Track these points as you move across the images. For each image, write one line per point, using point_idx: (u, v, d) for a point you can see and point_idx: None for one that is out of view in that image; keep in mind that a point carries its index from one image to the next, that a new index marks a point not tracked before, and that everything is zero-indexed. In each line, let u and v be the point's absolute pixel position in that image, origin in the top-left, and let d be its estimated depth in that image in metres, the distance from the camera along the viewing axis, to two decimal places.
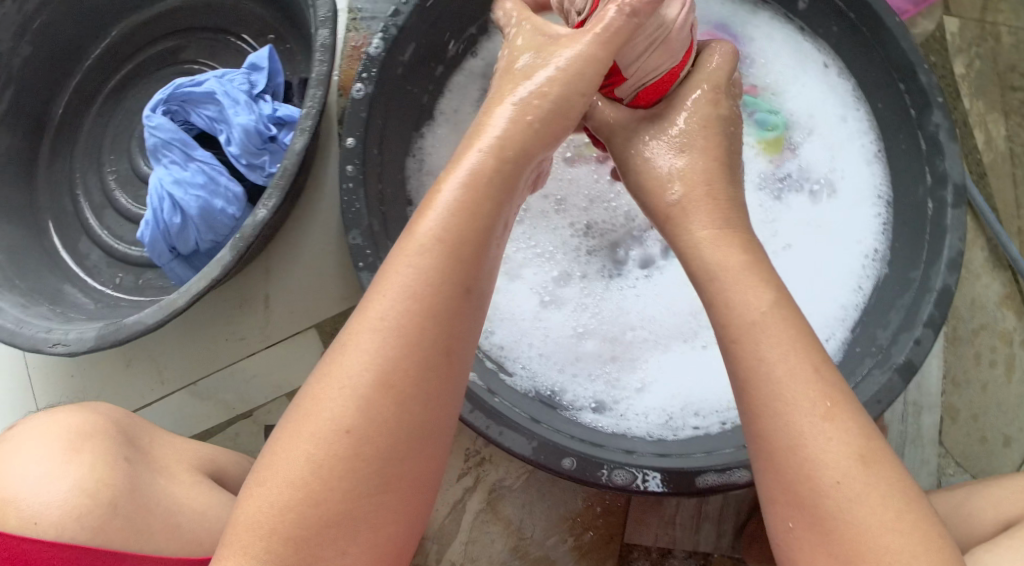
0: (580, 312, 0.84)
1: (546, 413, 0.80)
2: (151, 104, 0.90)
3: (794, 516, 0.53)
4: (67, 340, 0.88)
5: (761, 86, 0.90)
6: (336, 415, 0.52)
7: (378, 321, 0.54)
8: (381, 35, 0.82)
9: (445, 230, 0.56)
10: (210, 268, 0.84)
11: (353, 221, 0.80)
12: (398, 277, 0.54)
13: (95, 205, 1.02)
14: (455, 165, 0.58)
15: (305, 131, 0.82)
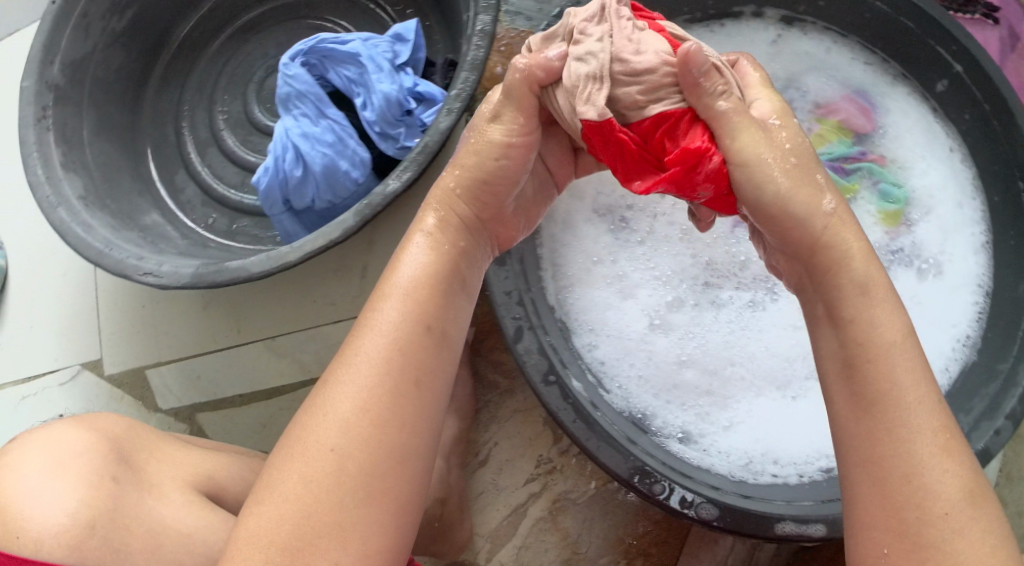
0: (688, 341, 0.85)
1: (638, 435, 0.79)
2: (292, 53, 0.89)
3: (891, 541, 0.53)
4: (160, 272, 0.85)
5: (887, 159, 0.90)
6: (323, 438, 0.56)
7: (360, 353, 0.58)
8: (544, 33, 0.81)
9: (417, 274, 0.61)
10: (327, 228, 0.82)
11: None
12: (374, 317, 0.60)
13: (199, 140, 1.02)
14: (418, 223, 0.64)
15: (452, 112, 0.80)
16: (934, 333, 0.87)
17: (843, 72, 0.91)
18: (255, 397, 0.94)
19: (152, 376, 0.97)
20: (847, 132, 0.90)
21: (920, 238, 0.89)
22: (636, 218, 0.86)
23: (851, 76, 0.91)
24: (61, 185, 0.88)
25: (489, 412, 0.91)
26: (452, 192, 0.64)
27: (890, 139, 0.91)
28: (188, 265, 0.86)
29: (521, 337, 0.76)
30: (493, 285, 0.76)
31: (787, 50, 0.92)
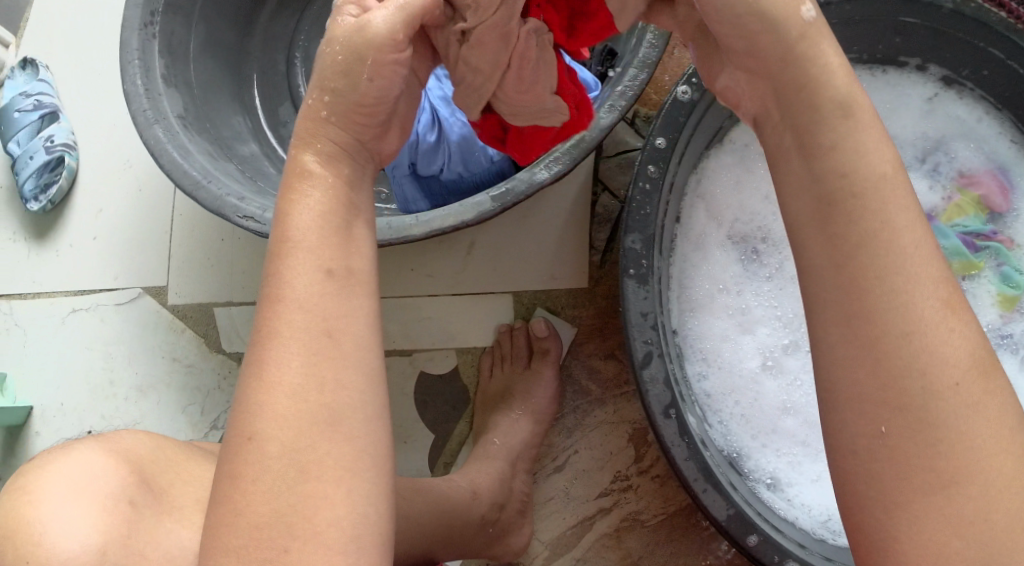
0: (798, 388, 0.82)
1: (737, 478, 0.78)
2: None
3: (888, 418, 0.42)
4: (262, 218, 0.76)
5: (1015, 240, 0.89)
6: (252, 426, 0.44)
7: (274, 328, 0.45)
8: None
9: (314, 222, 0.47)
10: (461, 207, 0.76)
11: (637, 223, 0.74)
12: (277, 287, 0.46)
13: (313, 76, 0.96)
14: (299, 169, 0.49)
15: (616, 108, 0.75)
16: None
17: (991, 144, 0.90)
18: None
19: (219, 315, 0.91)
20: (982, 207, 0.89)
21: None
22: (768, 251, 0.83)
23: (998, 150, 0.89)
24: (160, 101, 0.81)
25: (574, 419, 0.88)
26: (320, 132, 0.50)
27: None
28: None
29: (649, 363, 0.72)
30: (628, 304, 0.73)
31: (941, 111, 0.90)
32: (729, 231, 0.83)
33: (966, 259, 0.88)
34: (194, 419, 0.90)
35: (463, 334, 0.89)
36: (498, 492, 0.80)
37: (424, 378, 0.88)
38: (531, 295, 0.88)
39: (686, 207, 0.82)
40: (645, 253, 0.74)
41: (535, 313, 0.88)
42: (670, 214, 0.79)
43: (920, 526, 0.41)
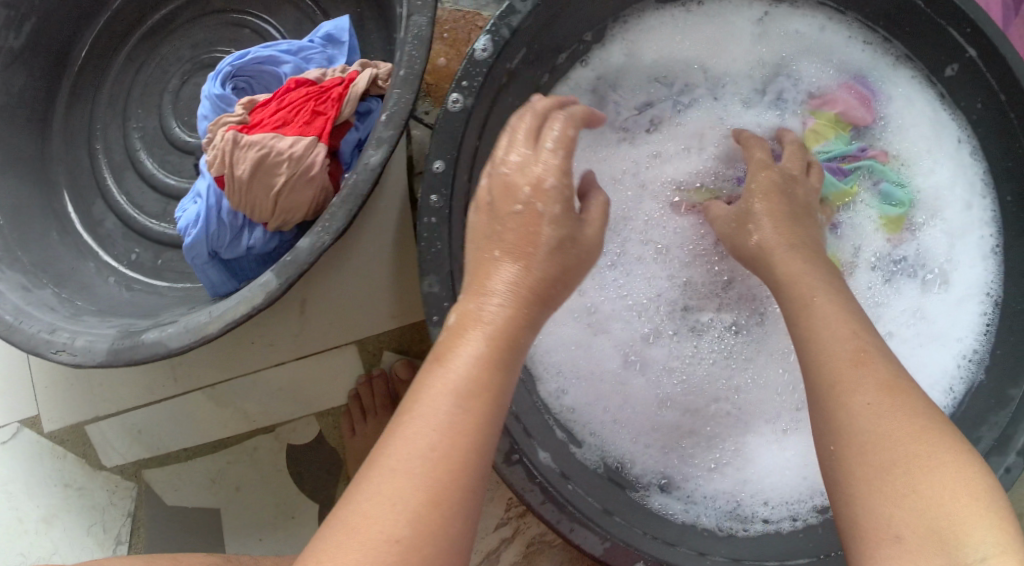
0: (665, 382, 0.79)
1: (613, 500, 0.72)
2: (217, 76, 0.77)
3: (834, 438, 0.55)
4: (73, 348, 0.74)
5: (896, 153, 0.83)
6: (382, 528, 0.47)
7: (417, 445, 0.49)
8: (489, 35, 0.70)
9: (475, 357, 0.52)
10: (248, 291, 0.71)
11: (430, 264, 0.68)
12: (428, 405, 0.50)
13: (115, 164, 0.91)
14: (524, 292, 0.54)
15: (383, 143, 0.69)
16: (933, 348, 0.82)
17: (838, 57, 0.83)
18: (198, 451, 0.88)
19: (92, 432, 0.90)
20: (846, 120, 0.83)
21: (930, 250, 0.83)
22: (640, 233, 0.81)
23: (848, 61, 0.83)
24: None
25: None
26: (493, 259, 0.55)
27: (899, 131, 0.83)
28: (104, 338, 0.75)
29: None
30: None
31: (776, 33, 0.82)
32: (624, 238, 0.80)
33: (839, 188, 0.82)
34: (100, 537, 0.89)
35: (322, 397, 0.86)
36: None
37: (291, 449, 0.86)
38: (375, 341, 0.85)
39: None
40: (446, 294, 0.68)
41: (383, 357, 0.86)
42: None
43: (884, 518, 0.51)
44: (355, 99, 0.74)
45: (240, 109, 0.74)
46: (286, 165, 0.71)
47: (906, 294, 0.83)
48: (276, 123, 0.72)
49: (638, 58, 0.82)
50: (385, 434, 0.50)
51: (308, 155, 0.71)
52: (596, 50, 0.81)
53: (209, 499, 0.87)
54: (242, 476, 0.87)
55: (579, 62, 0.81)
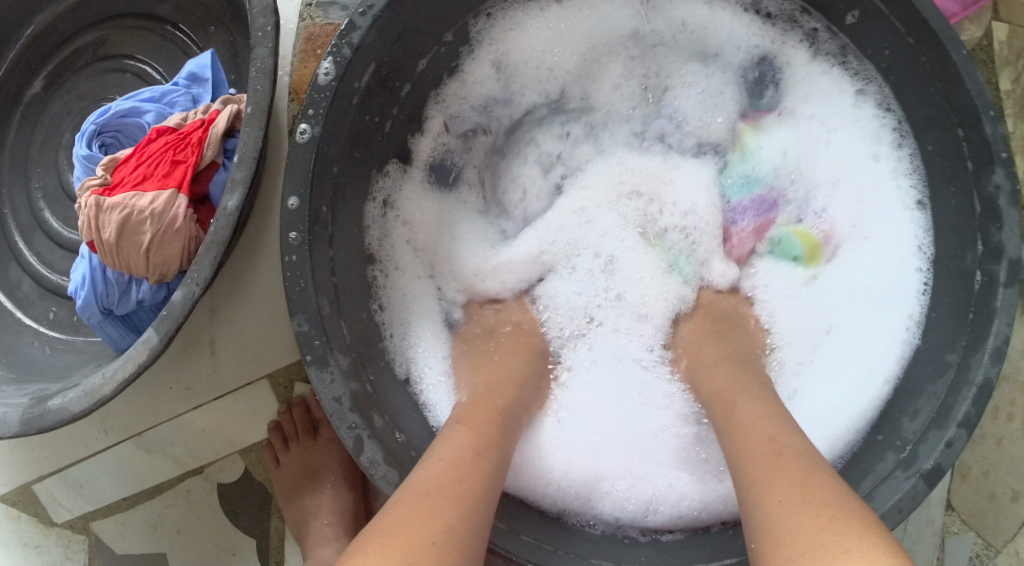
0: (584, 413, 0.77)
1: (521, 521, 0.69)
2: (82, 134, 0.75)
3: (755, 539, 0.54)
4: None
5: (802, 135, 0.80)
6: (421, 525, 0.53)
7: (444, 471, 0.57)
8: (330, 58, 0.67)
9: (489, 419, 0.63)
10: (134, 349, 0.67)
11: (298, 302, 0.64)
12: (450, 447, 0.60)
13: (22, 226, 0.92)
14: (522, 377, 0.71)
15: (238, 186, 0.66)
16: (879, 327, 0.75)
17: (729, 34, 0.80)
18: (138, 499, 0.89)
19: (39, 490, 0.90)
20: (746, 110, 0.82)
21: (856, 223, 0.78)
22: (547, 272, 0.81)
23: (739, 37, 0.80)
24: None
25: None
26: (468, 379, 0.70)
27: (798, 108, 0.80)
28: (17, 406, 0.73)
29: (361, 448, 0.62)
30: (318, 393, 0.62)
31: (660, 16, 0.80)
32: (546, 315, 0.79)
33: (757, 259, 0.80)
34: None
35: (246, 434, 0.87)
36: None
37: (225, 488, 0.87)
38: (284, 372, 0.85)
39: (379, 245, 0.76)
40: (316, 333, 0.63)
41: (295, 389, 0.86)
42: (355, 260, 0.72)
43: None
44: (215, 140, 0.71)
45: (99, 171, 0.70)
46: (150, 223, 0.67)
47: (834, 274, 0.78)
48: (136, 180, 0.69)
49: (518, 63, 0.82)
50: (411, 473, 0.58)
51: (170, 209, 0.67)
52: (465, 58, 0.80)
53: (158, 543, 0.88)
54: (181, 518, 0.88)
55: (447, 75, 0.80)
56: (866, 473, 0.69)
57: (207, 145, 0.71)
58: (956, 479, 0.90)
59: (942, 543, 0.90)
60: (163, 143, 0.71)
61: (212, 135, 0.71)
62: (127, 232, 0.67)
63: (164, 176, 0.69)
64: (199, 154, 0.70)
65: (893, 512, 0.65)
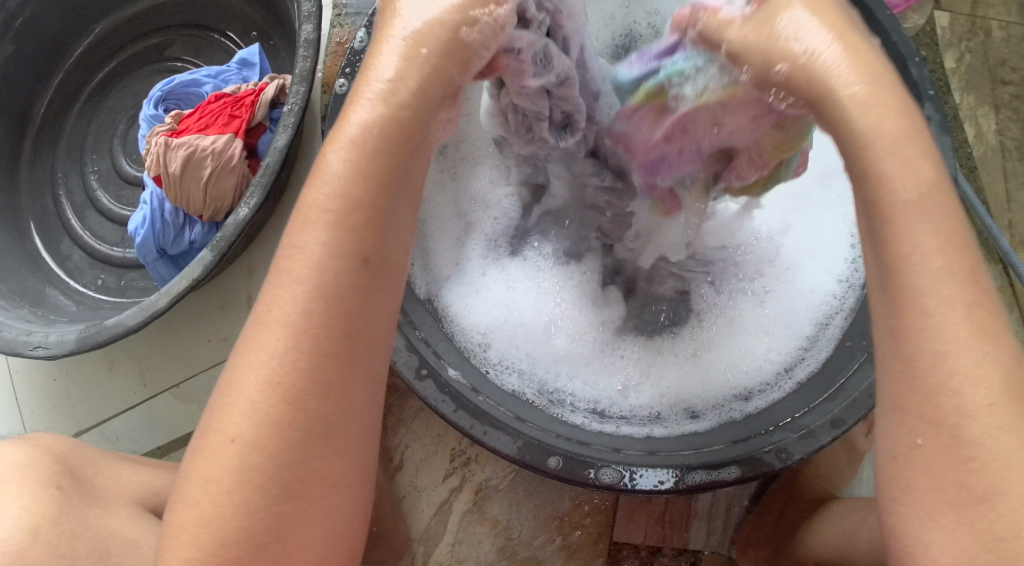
0: (565, 329, 0.83)
1: (531, 413, 0.75)
2: (149, 101, 0.88)
3: (925, 431, 0.46)
4: (48, 343, 0.81)
5: None
6: (251, 418, 0.47)
7: (281, 330, 0.47)
8: (365, 28, 0.79)
9: (311, 266, 0.47)
10: (189, 268, 0.78)
11: None
12: (263, 337, 0.48)
13: (76, 205, 1.02)
14: (375, 148, 0.47)
15: (287, 127, 0.78)
16: (824, 241, 0.85)
17: None
18: (172, 447, 0.95)
19: None
20: None
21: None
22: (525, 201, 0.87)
23: None
24: None
25: (395, 417, 0.91)
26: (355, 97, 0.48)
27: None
28: (75, 330, 0.82)
29: None
30: None
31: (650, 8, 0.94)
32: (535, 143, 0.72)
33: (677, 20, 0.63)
34: None
35: None
36: None
37: None
38: None
39: None
40: None
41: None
42: None
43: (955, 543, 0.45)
44: (265, 104, 0.83)
45: (168, 120, 0.84)
46: (210, 160, 0.80)
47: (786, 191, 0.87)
48: (198, 128, 0.82)
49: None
50: (233, 371, 0.49)
51: (228, 149, 0.80)
52: None
53: None
54: None
55: None
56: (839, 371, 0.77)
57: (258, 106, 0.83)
58: None
59: None
60: (222, 103, 0.83)
61: (264, 97, 0.83)
62: (186, 166, 0.80)
63: (221, 126, 0.81)
64: (251, 113, 0.83)
65: (865, 396, 0.71)
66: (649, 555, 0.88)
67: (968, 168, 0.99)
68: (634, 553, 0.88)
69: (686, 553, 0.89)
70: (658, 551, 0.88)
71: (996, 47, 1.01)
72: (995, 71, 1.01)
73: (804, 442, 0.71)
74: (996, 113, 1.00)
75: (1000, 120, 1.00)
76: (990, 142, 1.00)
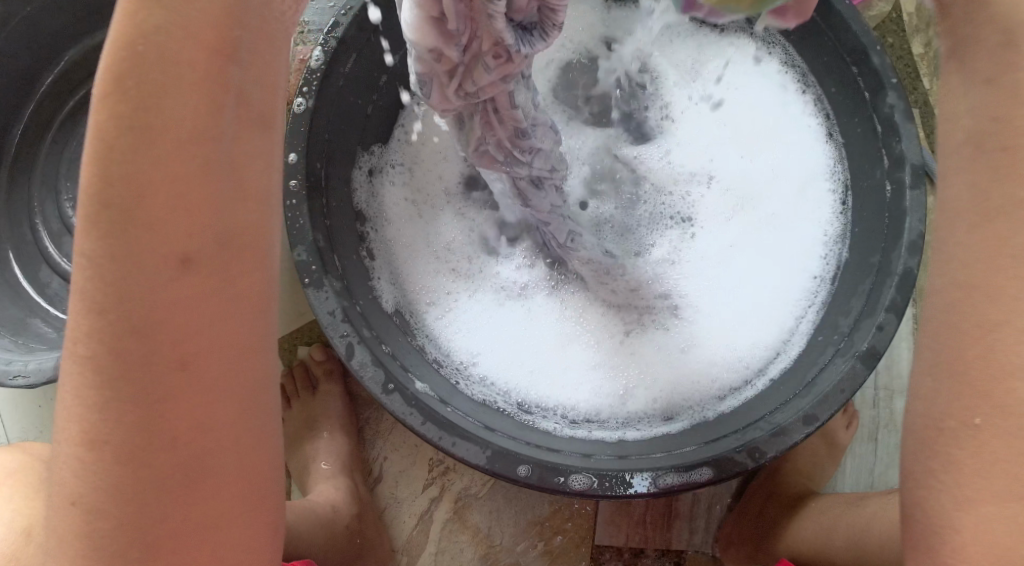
0: (540, 341, 0.84)
1: (501, 423, 0.73)
2: None
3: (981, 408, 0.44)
4: (27, 371, 0.81)
5: (707, 86, 0.92)
6: (87, 478, 0.40)
7: (93, 368, 0.39)
8: (320, 47, 0.78)
9: (110, 282, 0.38)
10: None
11: (298, 237, 0.74)
12: (75, 385, 0.40)
13: (53, 232, 1.03)
14: (160, 86, 0.37)
15: None
16: (798, 239, 0.85)
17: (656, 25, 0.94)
18: None
19: None
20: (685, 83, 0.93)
21: (756, 160, 0.89)
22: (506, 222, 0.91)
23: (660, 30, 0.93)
24: None
25: (373, 428, 0.92)
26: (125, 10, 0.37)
27: (704, 72, 0.92)
28: (53, 357, 0.82)
29: (353, 353, 0.71)
30: (314, 309, 0.72)
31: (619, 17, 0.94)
32: (499, 89, 0.58)
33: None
34: None
35: None
36: (351, 503, 0.84)
37: None
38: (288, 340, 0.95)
39: (371, 207, 0.87)
40: (314, 260, 0.74)
41: (298, 352, 0.95)
42: (343, 214, 0.81)
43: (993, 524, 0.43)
44: None
45: None
46: None
47: (757, 200, 0.88)
48: None
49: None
50: (55, 424, 0.41)
51: None
52: None
53: None
54: None
55: None
56: (809, 365, 0.75)
57: None
58: None
59: None
60: None
61: None
62: None
63: None
64: None
65: (836, 392, 0.70)
66: (631, 557, 0.88)
67: None
68: (617, 556, 0.88)
69: (670, 553, 0.88)
70: (640, 552, 0.88)
71: None
72: None
73: (776, 440, 0.69)
74: None
75: None
76: None
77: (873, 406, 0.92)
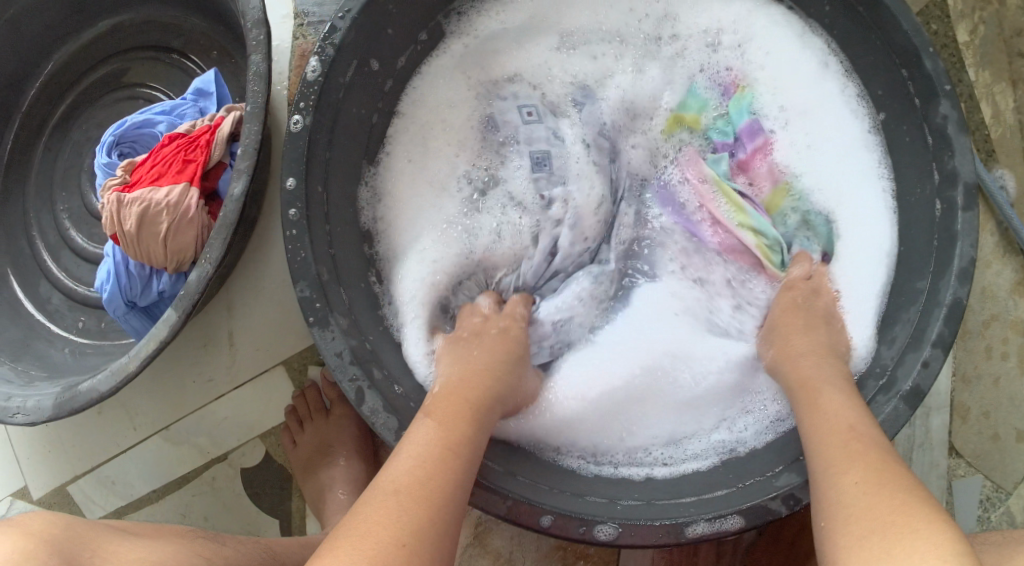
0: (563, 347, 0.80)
1: (522, 466, 0.71)
2: (104, 145, 0.85)
3: (827, 515, 0.56)
4: (26, 409, 0.79)
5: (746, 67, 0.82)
6: (386, 527, 0.54)
7: (412, 468, 0.58)
8: (316, 56, 0.71)
9: (443, 435, 0.61)
10: (157, 327, 0.75)
11: (300, 271, 0.70)
12: (404, 475, 0.57)
13: (50, 245, 0.99)
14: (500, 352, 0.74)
15: (242, 173, 0.73)
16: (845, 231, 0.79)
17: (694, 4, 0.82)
18: (166, 490, 0.94)
19: (73, 491, 0.95)
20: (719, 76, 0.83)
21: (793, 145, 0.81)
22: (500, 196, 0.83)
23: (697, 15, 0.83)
24: None
25: None
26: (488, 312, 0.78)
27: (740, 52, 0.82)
28: (51, 394, 0.79)
29: (363, 399, 0.68)
30: (320, 351, 0.69)
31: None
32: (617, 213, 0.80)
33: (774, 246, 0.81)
34: None
35: (262, 421, 0.93)
36: None
37: (247, 474, 0.93)
38: (298, 358, 0.93)
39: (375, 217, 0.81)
40: (317, 296, 0.70)
41: (308, 372, 0.94)
42: (349, 240, 0.76)
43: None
44: (221, 142, 0.80)
45: (120, 172, 0.81)
46: (166, 213, 0.77)
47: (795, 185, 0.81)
48: (152, 177, 0.78)
49: (495, 56, 0.84)
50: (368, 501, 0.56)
51: (184, 200, 0.77)
52: (448, 32, 0.82)
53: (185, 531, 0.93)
54: (208, 505, 0.93)
55: (439, 47, 0.82)
56: None
57: (215, 148, 0.79)
58: (956, 417, 0.89)
59: (950, 487, 0.88)
60: (171, 147, 0.80)
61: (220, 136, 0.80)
62: (142, 221, 0.77)
63: (176, 174, 0.78)
64: (205, 154, 0.79)
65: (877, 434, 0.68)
66: None
67: (985, 152, 0.93)
68: None
69: None
70: None
71: (1013, 16, 0.93)
72: (1013, 42, 0.93)
73: None
74: (1013, 89, 0.92)
75: (1019, 97, 0.92)
76: (1008, 122, 0.92)
77: (909, 424, 0.88)
